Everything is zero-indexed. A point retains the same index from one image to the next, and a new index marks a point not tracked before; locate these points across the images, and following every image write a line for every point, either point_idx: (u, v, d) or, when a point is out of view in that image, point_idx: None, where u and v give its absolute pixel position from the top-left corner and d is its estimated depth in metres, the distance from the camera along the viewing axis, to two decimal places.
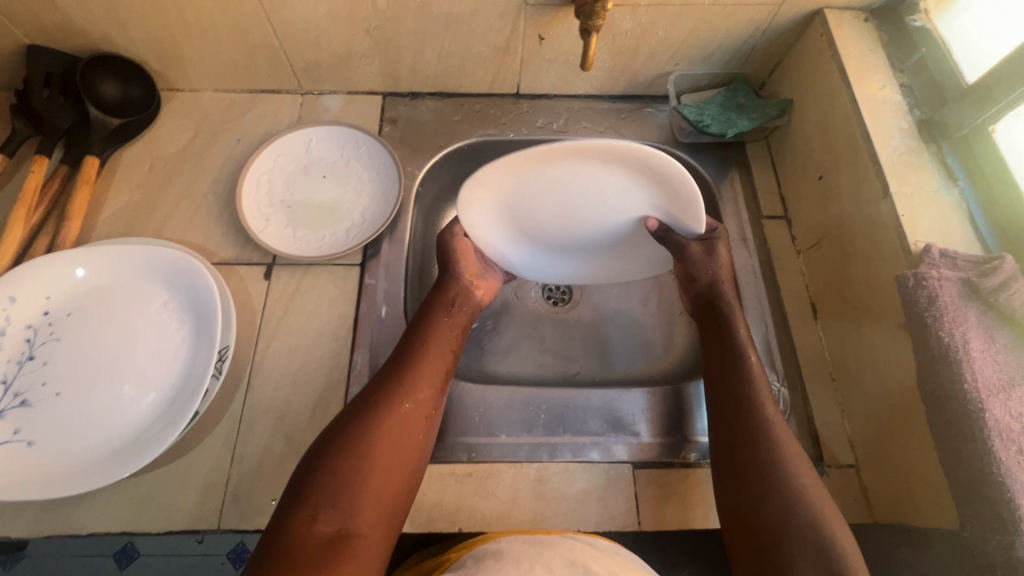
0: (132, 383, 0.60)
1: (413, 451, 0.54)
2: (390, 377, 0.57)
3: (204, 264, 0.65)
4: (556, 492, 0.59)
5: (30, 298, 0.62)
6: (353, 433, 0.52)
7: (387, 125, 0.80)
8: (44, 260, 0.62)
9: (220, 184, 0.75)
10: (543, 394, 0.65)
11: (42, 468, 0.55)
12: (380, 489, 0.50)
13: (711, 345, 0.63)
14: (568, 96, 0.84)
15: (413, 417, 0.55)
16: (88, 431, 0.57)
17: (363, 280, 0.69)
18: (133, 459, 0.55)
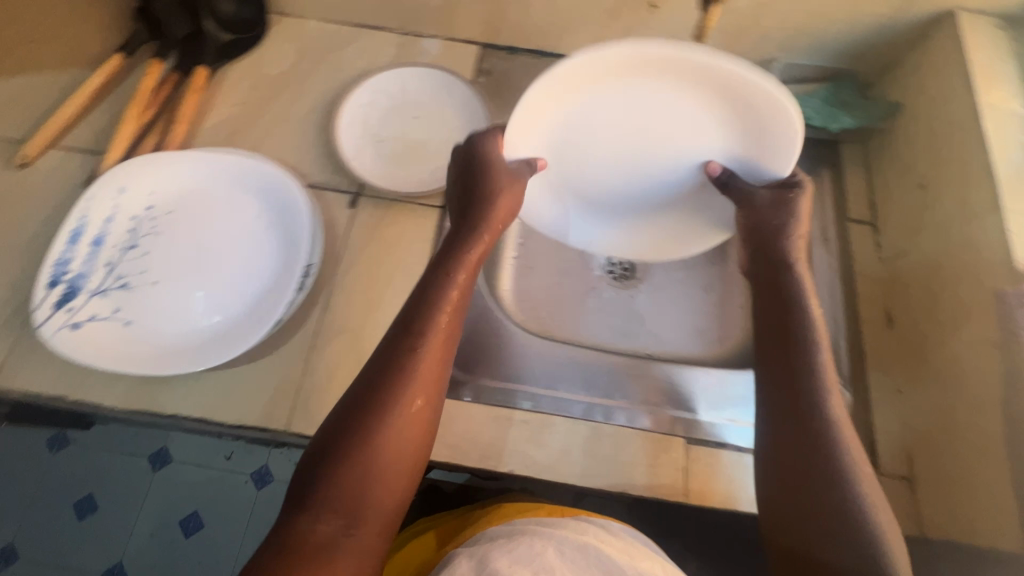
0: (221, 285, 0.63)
1: (420, 441, 0.47)
2: (391, 357, 0.48)
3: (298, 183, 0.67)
4: (606, 454, 0.60)
5: (138, 190, 0.66)
6: (356, 433, 0.44)
7: (482, 75, 0.81)
8: (156, 157, 0.66)
9: (317, 111, 0.77)
10: (604, 359, 0.67)
11: (133, 346, 0.59)
12: (386, 489, 0.44)
13: (785, 311, 0.55)
14: None
15: (421, 409, 0.47)
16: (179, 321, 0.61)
17: (444, 222, 0.71)
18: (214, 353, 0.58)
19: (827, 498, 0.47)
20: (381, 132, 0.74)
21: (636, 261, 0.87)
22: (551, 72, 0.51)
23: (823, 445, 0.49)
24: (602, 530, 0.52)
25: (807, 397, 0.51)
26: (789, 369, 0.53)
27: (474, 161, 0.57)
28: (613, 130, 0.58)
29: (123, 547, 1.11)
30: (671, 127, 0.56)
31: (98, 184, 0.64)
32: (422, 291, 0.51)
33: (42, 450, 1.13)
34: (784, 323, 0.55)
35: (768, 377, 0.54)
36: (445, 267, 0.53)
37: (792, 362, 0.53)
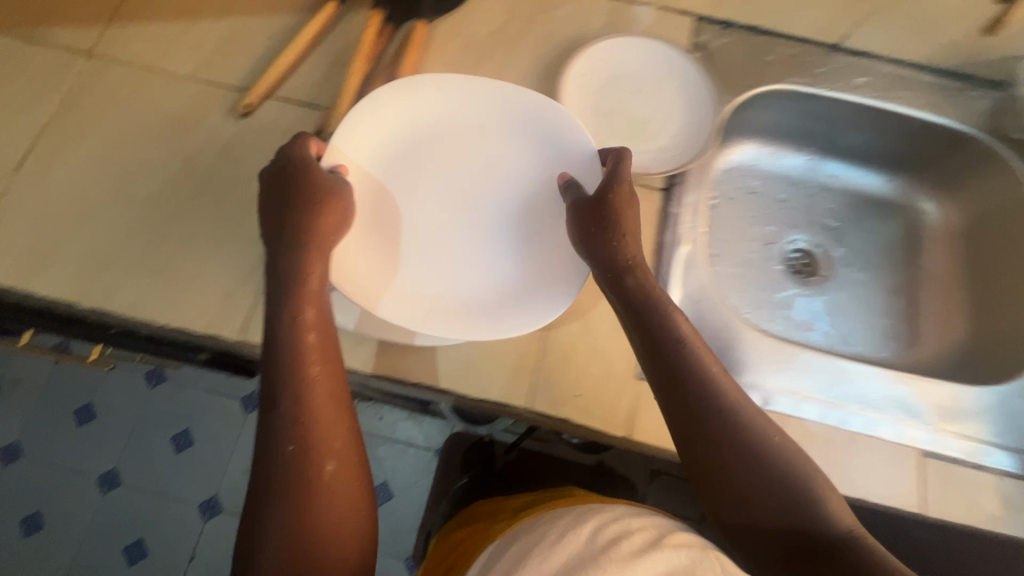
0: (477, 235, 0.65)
1: (353, 478, 0.51)
2: (287, 379, 0.50)
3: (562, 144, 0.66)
4: (843, 460, 0.60)
5: (379, 130, 0.64)
6: (265, 446, 0.49)
7: (698, 50, 0.76)
8: (396, 92, 0.63)
9: (531, 76, 0.73)
10: (833, 364, 0.65)
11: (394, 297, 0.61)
12: (334, 522, 0.48)
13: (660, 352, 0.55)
14: (890, 60, 0.77)
15: (329, 422, 0.51)
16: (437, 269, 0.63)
17: (669, 207, 0.68)
18: (502, 308, 0.60)
19: (808, 537, 0.49)
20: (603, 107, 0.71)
21: (820, 257, 0.87)
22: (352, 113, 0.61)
23: (762, 477, 0.51)
24: (670, 522, 0.54)
25: (721, 431, 0.53)
26: (674, 409, 0.53)
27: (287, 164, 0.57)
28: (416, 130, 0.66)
29: (219, 479, 1.24)
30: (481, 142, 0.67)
31: (346, 124, 0.61)
32: (279, 317, 0.52)
33: (143, 385, 1.27)
34: (653, 362, 0.55)
35: (677, 422, 0.54)
36: (289, 310, 0.52)
37: (698, 415, 0.53)
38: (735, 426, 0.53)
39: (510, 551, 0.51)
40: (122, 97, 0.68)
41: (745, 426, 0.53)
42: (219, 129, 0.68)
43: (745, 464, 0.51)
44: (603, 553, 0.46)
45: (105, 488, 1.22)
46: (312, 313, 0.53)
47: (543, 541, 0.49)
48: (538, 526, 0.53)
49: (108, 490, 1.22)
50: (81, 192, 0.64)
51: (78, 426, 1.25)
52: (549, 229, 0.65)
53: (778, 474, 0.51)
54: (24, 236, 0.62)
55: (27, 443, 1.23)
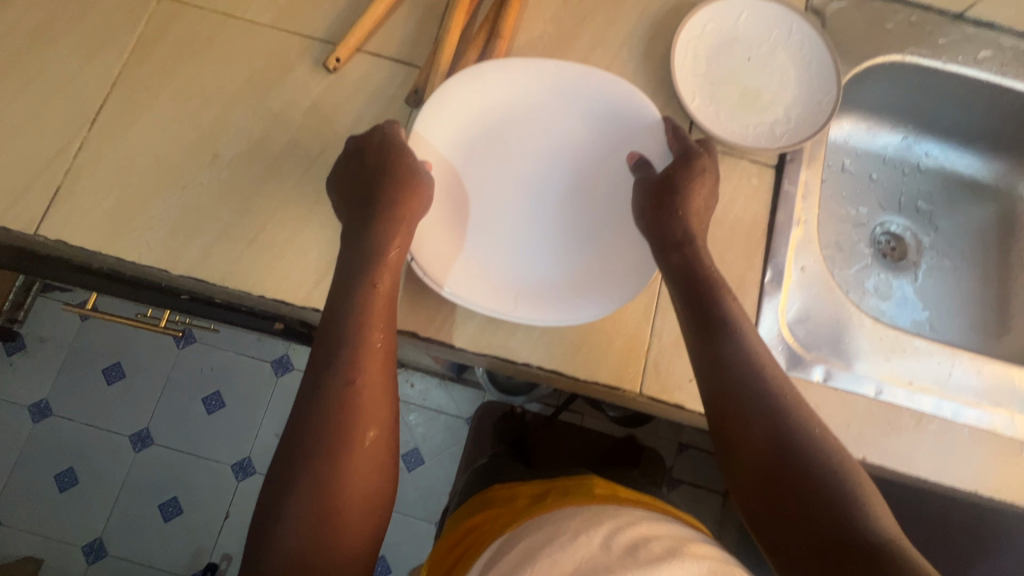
0: (572, 221, 0.61)
1: (383, 452, 0.46)
2: (350, 339, 0.47)
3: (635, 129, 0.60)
4: (953, 453, 0.59)
5: (460, 115, 0.59)
6: (310, 394, 0.45)
7: (813, 15, 0.71)
8: (471, 75, 0.58)
9: (637, 37, 0.68)
10: (948, 356, 0.63)
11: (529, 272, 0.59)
12: (356, 491, 0.43)
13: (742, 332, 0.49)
14: (1014, 34, 0.73)
15: (378, 392, 0.46)
16: (541, 254, 0.60)
17: (782, 185, 0.64)
18: (586, 295, 0.57)
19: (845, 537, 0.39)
20: (714, 74, 0.66)
21: (910, 240, 0.83)
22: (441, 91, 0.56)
23: (800, 462, 0.43)
24: (687, 530, 0.51)
25: (761, 410, 0.46)
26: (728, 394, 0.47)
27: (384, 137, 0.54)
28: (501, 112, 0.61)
29: (252, 441, 1.16)
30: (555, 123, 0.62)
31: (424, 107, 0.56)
32: (357, 282, 0.49)
33: (172, 346, 1.20)
34: (706, 349, 0.49)
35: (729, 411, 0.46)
36: (368, 276, 0.50)
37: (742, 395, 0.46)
38: (795, 417, 0.45)
39: (519, 546, 0.48)
40: (203, 47, 0.63)
41: (802, 417, 0.45)
42: (308, 85, 0.63)
43: (784, 456, 0.43)
44: (622, 561, 0.42)
45: (138, 448, 1.15)
46: (385, 281, 0.50)
47: (554, 543, 0.46)
48: (549, 524, 0.50)
49: (141, 450, 1.15)
50: (167, 152, 0.60)
51: (107, 385, 1.18)
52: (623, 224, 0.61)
53: (835, 474, 0.42)
54: (108, 198, 0.58)
55: (55, 400, 1.17)
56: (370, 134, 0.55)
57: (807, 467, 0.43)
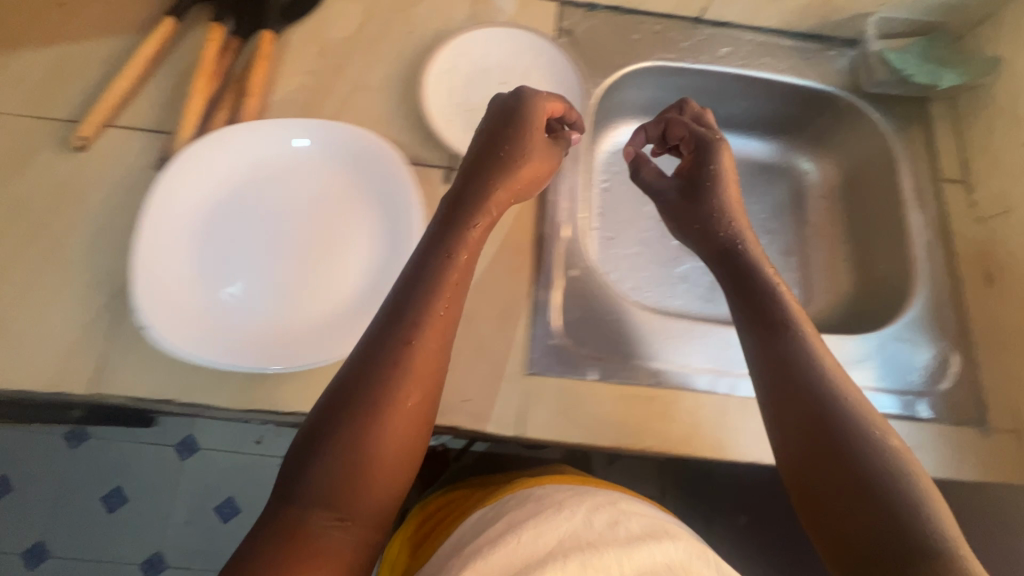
0: (332, 261, 0.60)
1: (415, 421, 0.42)
2: (417, 302, 0.45)
3: (382, 163, 0.61)
4: (737, 426, 0.60)
5: (209, 177, 0.59)
6: (394, 342, 0.43)
7: (564, 36, 0.76)
8: (215, 138, 0.59)
9: (395, 78, 0.71)
10: (721, 330, 0.66)
11: (295, 315, 0.57)
12: (394, 448, 0.41)
13: (745, 278, 0.53)
14: (752, 28, 0.79)
15: (432, 357, 0.44)
16: (301, 302, 0.58)
17: (545, 197, 0.68)
18: (349, 330, 0.56)
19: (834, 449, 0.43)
20: (471, 103, 0.70)
21: None
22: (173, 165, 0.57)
23: (858, 437, 0.43)
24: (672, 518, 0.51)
25: (799, 369, 0.46)
26: (767, 358, 0.48)
27: (509, 113, 0.55)
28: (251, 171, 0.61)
29: (162, 537, 1.08)
30: (310, 173, 0.62)
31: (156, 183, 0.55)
32: (437, 247, 0.48)
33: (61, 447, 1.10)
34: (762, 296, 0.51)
35: (765, 367, 0.48)
36: (449, 246, 0.48)
37: (779, 345, 0.48)
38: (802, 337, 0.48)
39: (502, 518, 0.47)
40: None
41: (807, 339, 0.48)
42: (53, 166, 0.62)
43: (832, 415, 0.44)
44: (604, 535, 0.43)
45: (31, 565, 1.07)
46: (464, 256, 0.48)
47: (539, 515, 0.46)
48: (544, 500, 0.49)
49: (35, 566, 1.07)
50: None
51: None
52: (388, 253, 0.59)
53: (851, 409, 0.44)
54: None
55: None
56: (518, 95, 0.56)
57: (840, 427, 0.43)
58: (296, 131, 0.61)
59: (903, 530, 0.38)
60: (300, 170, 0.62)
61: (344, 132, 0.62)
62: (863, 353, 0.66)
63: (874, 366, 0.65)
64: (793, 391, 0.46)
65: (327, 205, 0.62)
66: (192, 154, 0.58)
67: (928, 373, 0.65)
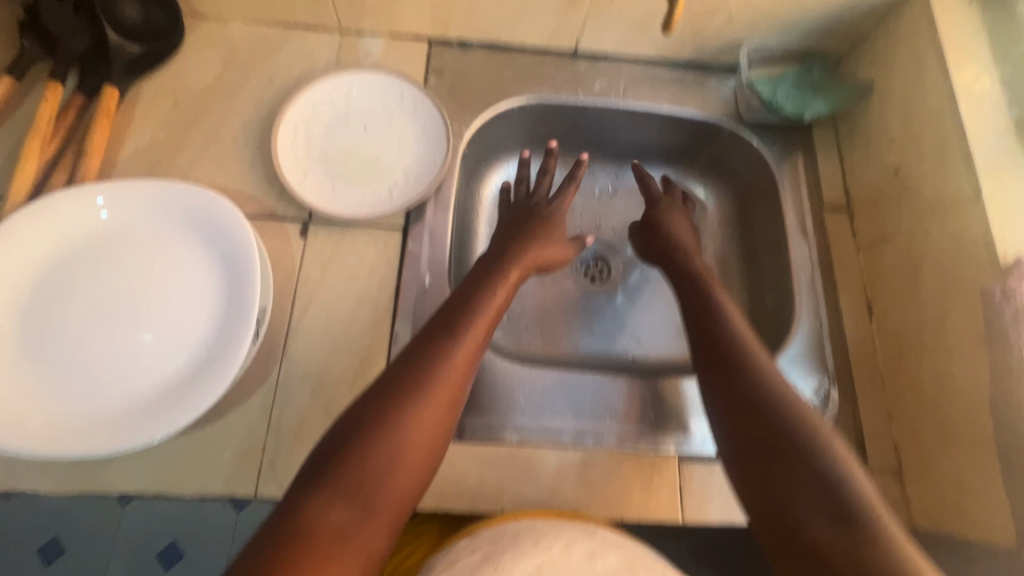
0: (170, 326, 0.57)
1: (439, 435, 0.45)
2: (462, 318, 0.49)
3: (218, 219, 0.59)
4: (600, 482, 0.58)
5: (36, 245, 0.57)
6: (424, 348, 0.47)
7: (433, 75, 0.74)
8: (39, 205, 0.56)
9: (252, 129, 0.69)
10: (592, 379, 0.64)
11: (126, 389, 0.54)
12: (417, 455, 0.43)
13: (695, 285, 0.61)
14: (629, 59, 0.77)
15: (460, 373, 0.47)
16: (133, 376, 0.55)
17: (407, 246, 0.65)
18: (180, 400, 0.53)
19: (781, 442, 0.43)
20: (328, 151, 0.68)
21: (614, 258, 0.84)
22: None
23: (790, 435, 0.43)
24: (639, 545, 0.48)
25: (736, 366, 0.49)
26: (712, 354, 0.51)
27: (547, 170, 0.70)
28: (83, 241, 0.58)
29: None
30: (147, 236, 0.60)
31: None
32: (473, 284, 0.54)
33: None
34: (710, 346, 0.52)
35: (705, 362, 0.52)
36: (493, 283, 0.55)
37: (738, 382, 0.48)
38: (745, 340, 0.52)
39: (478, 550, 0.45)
40: None
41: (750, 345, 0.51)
42: None
43: (783, 443, 0.43)
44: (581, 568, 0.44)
45: None
46: (501, 296, 0.54)
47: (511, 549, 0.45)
48: (521, 534, 0.46)
49: None
50: None
51: None
52: (230, 311, 0.57)
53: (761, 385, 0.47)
54: None
55: None
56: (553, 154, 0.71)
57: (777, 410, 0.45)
58: (124, 194, 0.59)
59: (864, 520, 0.38)
60: (136, 233, 0.60)
61: (175, 189, 0.59)
62: None
63: None
64: (748, 422, 0.45)
65: (168, 267, 0.59)
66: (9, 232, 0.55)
67: None
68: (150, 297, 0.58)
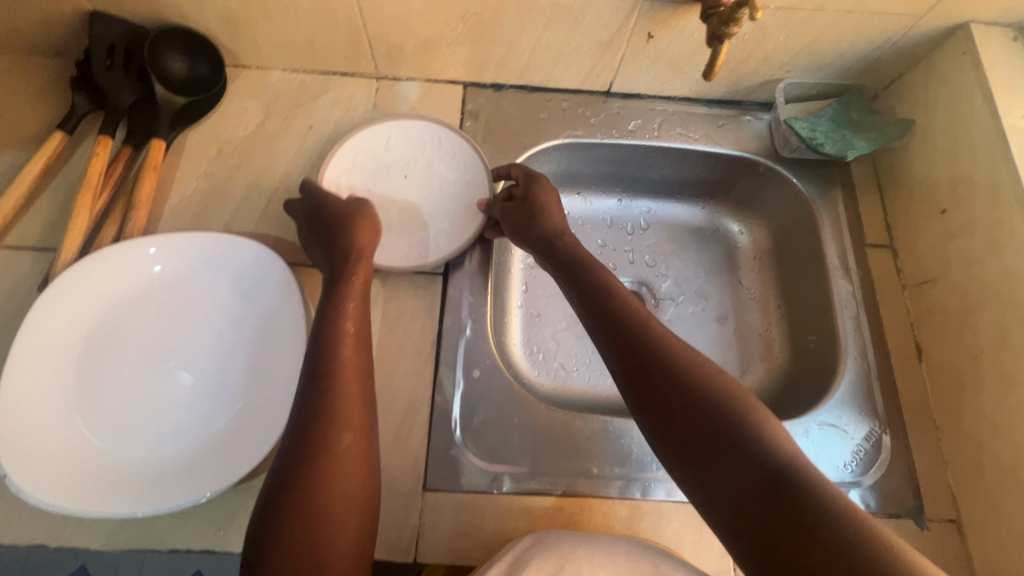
0: (218, 378, 0.58)
1: (357, 472, 0.45)
2: (324, 355, 0.49)
3: (267, 271, 0.60)
4: (649, 533, 0.57)
5: (86, 302, 0.57)
6: (309, 393, 0.47)
7: (468, 118, 0.75)
8: (90, 262, 0.58)
9: (294, 176, 0.70)
10: (635, 427, 0.62)
11: (179, 443, 0.55)
12: (338, 497, 0.43)
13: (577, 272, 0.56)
14: (662, 97, 0.77)
15: (354, 406, 0.47)
16: (186, 429, 0.56)
17: (448, 291, 0.66)
18: (233, 454, 0.54)
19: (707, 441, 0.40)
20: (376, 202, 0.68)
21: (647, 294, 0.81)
22: (43, 301, 0.55)
23: (712, 425, 0.40)
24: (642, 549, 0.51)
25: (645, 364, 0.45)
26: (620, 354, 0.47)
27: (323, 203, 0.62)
28: (134, 294, 0.60)
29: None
30: (196, 288, 0.61)
31: (27, 323, 0.54)
32: (327, 312, 0.53)
33: None
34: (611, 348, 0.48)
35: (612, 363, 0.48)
36: (339, 307, 0.54)
37: (653, 376, 0.44)
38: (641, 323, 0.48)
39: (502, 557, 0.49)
40: None
41: (648, 324, 0.48)
42: None
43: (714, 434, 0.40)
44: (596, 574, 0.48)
45: None
46: (352, 310, 0.54)
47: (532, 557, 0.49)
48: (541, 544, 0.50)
49: None
50: None
51: None
52: (278, 363, 0.58)
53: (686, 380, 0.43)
54: None
55: None
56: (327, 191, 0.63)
57: (703, 409, 0.41)
58: (175, 248, 0.61)
59: (800, 488, 0.36)
60: (186, 286, 0.61)
61: (224, 242, 0.61)
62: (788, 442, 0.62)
63: None
64: (669, 417, 0.42)
65: (216, 320, 0.60)
66: (66, 288, 0.56)
67: (859, 463, 0.61)
68: (199, 349, 0.59)
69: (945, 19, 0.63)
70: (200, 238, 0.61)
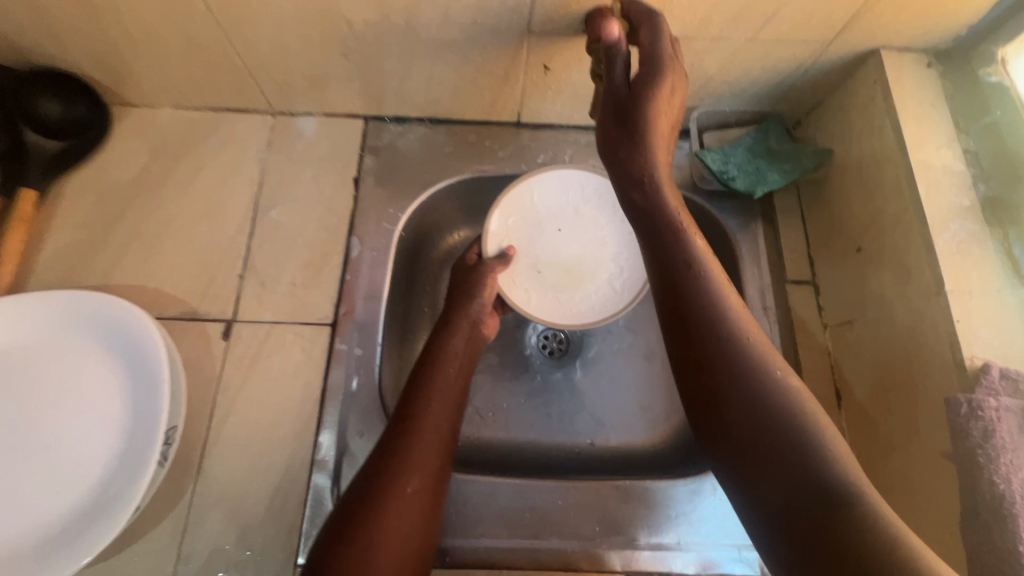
0: (73, 449, 0.54)
1: (419, 507, 0.50)
2: (419, 396, 0.55)
3: (126, 331, 0.56)
4: None
5: None
6: (401, 427, 0.52)
7: (368, 154, 0.71)
8: None
9: (179, 222, 0.66)
10: (530, 489, 0.58)
11: (26, 523, 0.51)
12: (401, 532, 0.47)
13: (662, 238, 0.52)
14: (575, 127, 0.73)
15: (433, 450, 0.52)
16: (36, 507, 0.52)
17: (335, 344, 0.62)
18: (80, 536, 0.50)
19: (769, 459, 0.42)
20: (532, 261, 0.69)
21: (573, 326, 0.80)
22: None
23: (781, 443, 0.42)
24: None
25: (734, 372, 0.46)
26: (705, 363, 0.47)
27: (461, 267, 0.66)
28: None
29: None
30: (54, 348, 0.57)
31: None
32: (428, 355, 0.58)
33: None
34: (684, 330, 0.48)
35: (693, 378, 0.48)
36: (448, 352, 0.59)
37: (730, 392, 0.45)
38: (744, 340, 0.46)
39: None
40: None
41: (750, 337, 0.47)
42: None
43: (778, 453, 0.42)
44: None
45: None
46: (455, 353, 0.59)
47: None
48: None
49: None
50: None
51: None
52: (138, 431, 0.54)
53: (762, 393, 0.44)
54: None
55: None
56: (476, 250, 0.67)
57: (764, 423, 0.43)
58: (28, 307, 0.56)
59: (853, 516, 0.38)
60: (43, 347, 0.57)
61: (80, 299, 0.56)
62: (693, 500, 0.59)
63: (700, 517, 0.58)
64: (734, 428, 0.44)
65: (74, 383, 0.56)
66: None
67: None
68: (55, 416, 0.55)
69: (855, 45, 0.59)
70: (54, 295, 0.56)
